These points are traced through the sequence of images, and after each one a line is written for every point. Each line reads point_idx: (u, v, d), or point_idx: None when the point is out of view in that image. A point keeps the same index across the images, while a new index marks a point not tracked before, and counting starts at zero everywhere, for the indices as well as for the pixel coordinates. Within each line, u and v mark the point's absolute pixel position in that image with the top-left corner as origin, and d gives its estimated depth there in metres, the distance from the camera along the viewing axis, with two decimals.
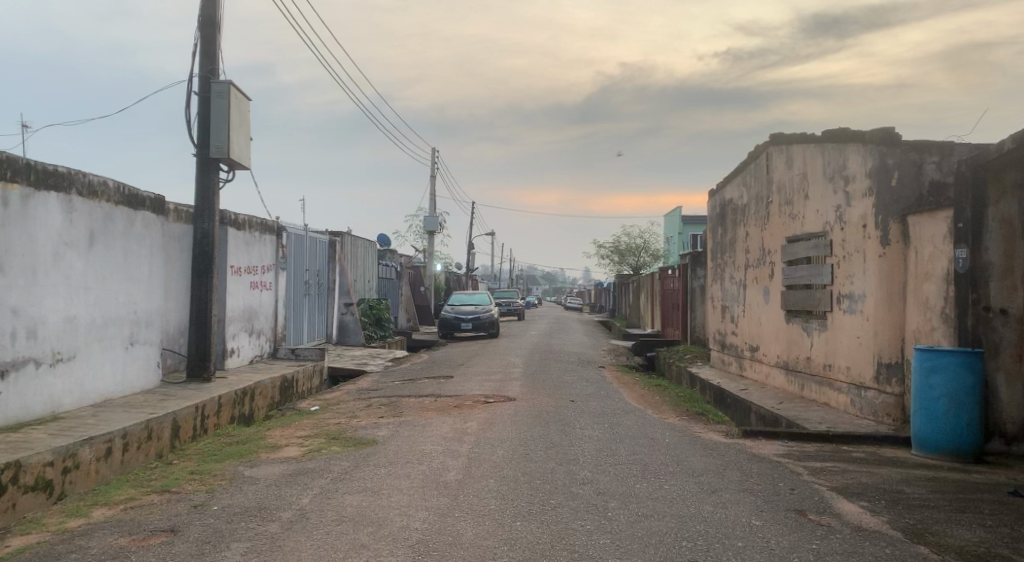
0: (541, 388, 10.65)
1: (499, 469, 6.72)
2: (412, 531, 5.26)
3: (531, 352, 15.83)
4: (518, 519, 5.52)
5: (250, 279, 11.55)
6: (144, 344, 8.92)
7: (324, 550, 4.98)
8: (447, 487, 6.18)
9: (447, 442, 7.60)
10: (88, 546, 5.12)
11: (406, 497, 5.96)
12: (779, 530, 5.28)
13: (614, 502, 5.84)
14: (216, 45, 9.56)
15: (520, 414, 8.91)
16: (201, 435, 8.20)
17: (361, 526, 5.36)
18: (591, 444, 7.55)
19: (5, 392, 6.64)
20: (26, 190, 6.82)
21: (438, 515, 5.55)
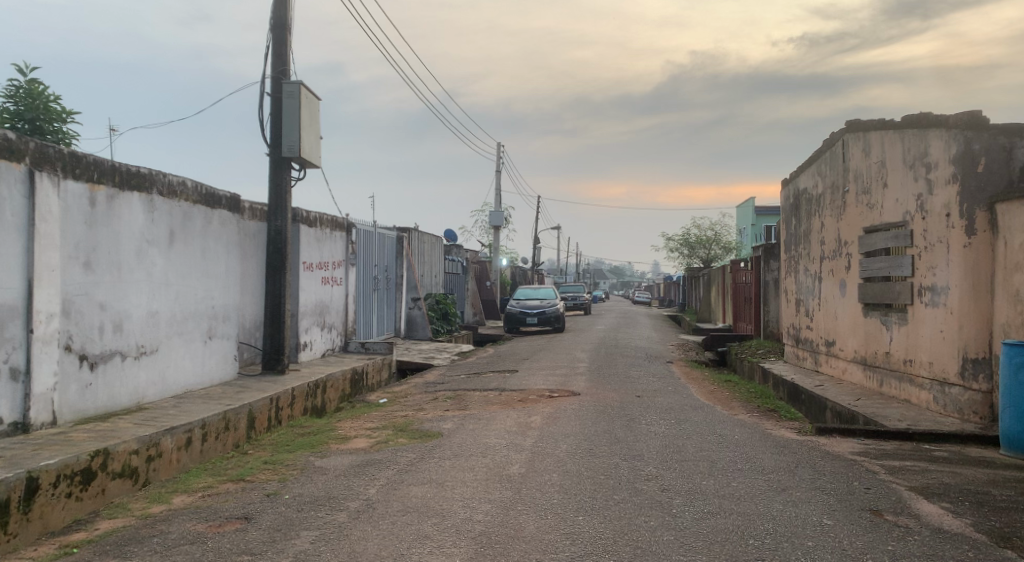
0: (607, 382, 10.47)
1: (563, 463, 6.13)
2: (475, 523, 4.77)
3: (598, 346, 15.73)
4: (580, 513, 4.99)
5: (322, 275, 11.83)
6: (222, 338, 9.23)
7: (389, 539, 4.52)
8: (511, 480, 5.63)
9: (511, 436, 7.00)
10: (166, 533, 4.92)
11: (469, 490, 5.42)
12: (852, 530, 4.82)
13: (680, 499, 5.32)
14: (287, 47, 9.83)
15: (585, 408, 8.37)
16: (277, 426, 8.39)
17: (424, 518, 4.87)
18: (662, 439, 7.07)
19: (95, 384, 6.96)
20: (112, 190, 7.12)
21: (502, 509, 5.03)
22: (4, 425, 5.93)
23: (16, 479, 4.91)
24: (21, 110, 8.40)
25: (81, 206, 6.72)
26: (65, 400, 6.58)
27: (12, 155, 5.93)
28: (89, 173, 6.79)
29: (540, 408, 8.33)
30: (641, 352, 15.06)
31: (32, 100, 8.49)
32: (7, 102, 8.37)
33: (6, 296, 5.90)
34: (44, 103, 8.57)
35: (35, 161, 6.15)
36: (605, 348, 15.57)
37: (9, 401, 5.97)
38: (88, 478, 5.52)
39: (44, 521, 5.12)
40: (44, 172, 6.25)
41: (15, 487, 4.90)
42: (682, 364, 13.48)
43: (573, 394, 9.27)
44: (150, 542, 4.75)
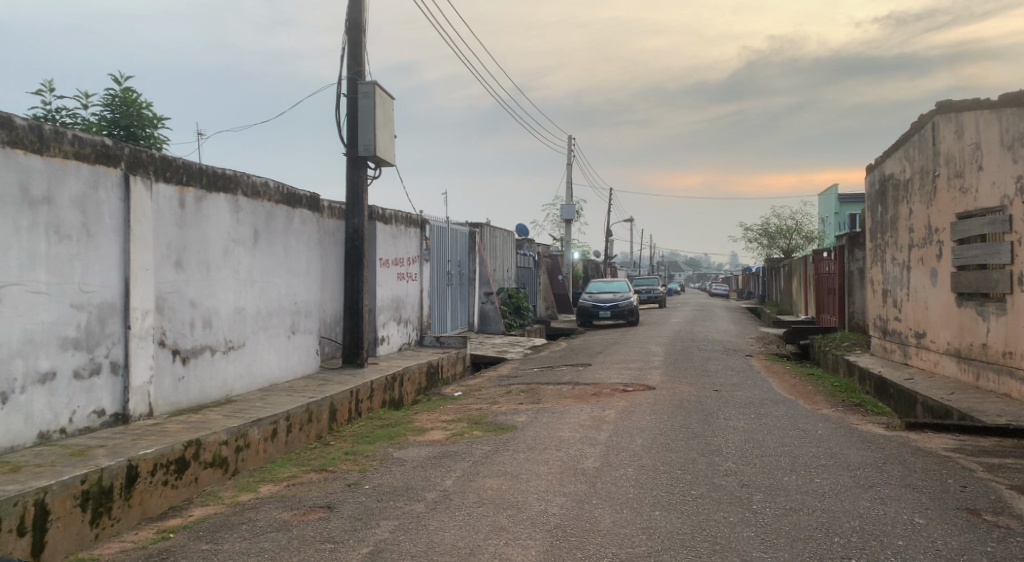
0: (683, 375, 10.37)
1: (639, 457, 6.14)
2: (551, 516, 4.84)
3: (673, 340, 15.58)
4: (657, 508, 5.01)
5: (397, 271, 12.09)
6: (304, 334, 9.55)
7: (466, 530, 4.63)
8: (585, 474, 5.69)
9: (586, 430, 7.05)
10: (255, 519, 5.15)
11: (544, 482, 5.49)
12: (947, 530, 4.71)
13: (760, 495, 5.29)
14: (362, 48, 10.07)
15: (661, 402, 8.34)
16: (357, 418, 8.65)
17: (500, 509, 4.97)
18: (741, 434, 7.00)
19: (187, 377, 7.32)
20: (200, 192, 7.45)
21: (577, 502, 5.09)
22: (106, 416, 6.30)
23: (118, 467, 5.22)
24: (117, 118, 8.85)
25: (171, 207, 7.06)
26: (160, 393, 6.94)
27: (108, 160, 6.27)
28: (178, 176, 7.12)
29: (615, 402, 8.35)
30: (719, 345, 14.86)
31: (127, 107, 8.94)
32: (105, 110, 8.84)
33: (105, 295, 6.26)
34: (138, 110, 9.01)
35: (129, 165, 6.49)
36: (681, 341, 15.43)
37: (110, 393, 6.33)
38: (182, 467, 5.82)
39: (143, 507, 5.43)
40: (138, 175, 6.59)
41: (117, 475, 5.20)
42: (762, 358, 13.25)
43: (648, 388, 9.24)
44: (239, 529, 4.99)
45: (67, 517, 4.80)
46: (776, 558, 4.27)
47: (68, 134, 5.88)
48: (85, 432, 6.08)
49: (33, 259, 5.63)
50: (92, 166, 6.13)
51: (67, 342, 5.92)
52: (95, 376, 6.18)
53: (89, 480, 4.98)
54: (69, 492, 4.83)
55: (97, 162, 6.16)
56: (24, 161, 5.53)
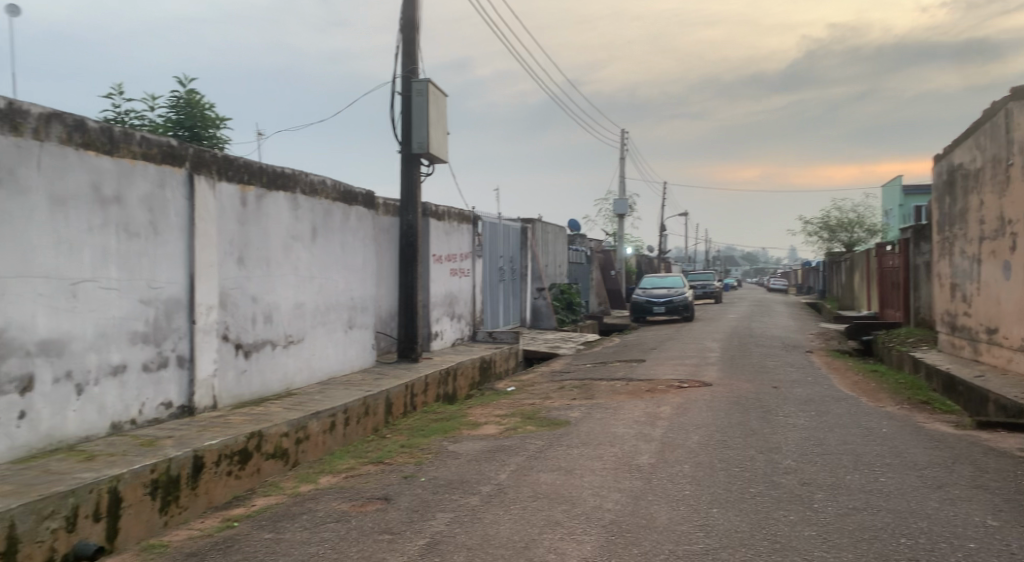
0: (740, 372, 10.28)
1: (695, 454, 6.13)
2: (605, 511, 4.88)
3: (730, 336, 15.42)
4: (715, 505, 5.00)
5: (450, 266, 12.22)
6: (360, 329, 9.73)
7: (521, 524, 4.69)
8: (641, 470, 5.70)
9: (641, 426, 7.05)
10: (315, 510, 5.30)
11: (599, 478, 5.53)
12: (1021, 533, 4.60)
13: (822, 493, 5.24)
14: (415, 46, 10.20)
15: (718, 399, 8.28)
16: (412, 412, 8.80)
17: (555, 504, 5.03)
18: (801, 432, 6.93)
19: (250, 370, 7.54)
20: (261, 190, 7.65)
21: (632, 498, 5.11)
22: (173, 408, 6.53)
23: (184, 457, 5.42)
24: (181, 118, 9.12)
25: (233, 205, 7.26)
26: (224, 386, 7.16)
27: (174, 160, 6.48)
28: (240, 175, 7.32)
29: (670, 399, 8.33)
30: (777, 341, 14.67)
31: (191, 108, 9.21)
32: (170, 111, 9.12)
33: (171, 290, 6.49)
34: (201, 111, 9.27)
35: (193, 165, 6.70)
36: (739, 337, 15.25)
37: (176, 386, 6.56)
38: (245, 458, 6.01)
39: (209, 497, 5.63)
40: (201, 175, 6.80)
41: (183, 465, 5.40)
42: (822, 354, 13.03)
43: (704, 385, 9.18)
44: (300, 519, 5.14)
45: (137, 505, 5.00)
46: (838, 558, 4.23)
47: (135, 135, 6.10)
48: (154, 423, 6.31)
49: (105, 256, 5.85)
50: (158, 165, 6.34)
51: (136, 336, 6.14)
52: (163, 369, 6.41)
53: (158, 470, 5.18)
54: (140, 480, 5.03)
55: (163, 162, 6.37)
56: (95, 162, 5.74)
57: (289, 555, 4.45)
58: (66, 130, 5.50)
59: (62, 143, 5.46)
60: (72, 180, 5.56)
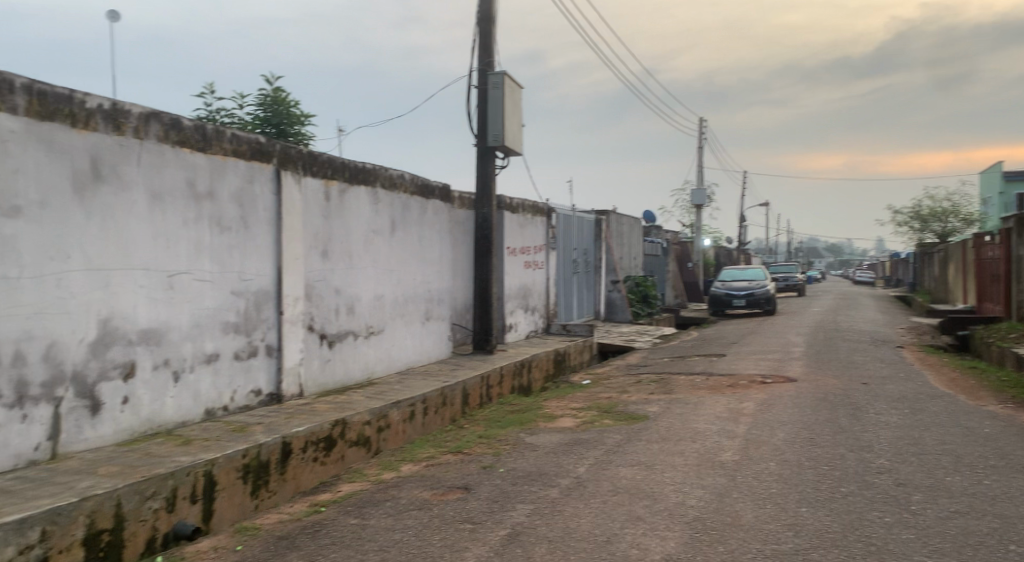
0: (827, 368, 10.05)
1: (781, 452, 6.05)
2: (688, 508, 4.87)
3: (816, 330, 15.07)
4: (804, 504, 4.92)
5: (524, 259, 12.31)
6: (437, 320, 9.89)
7: (602, 518, 4.73)
8: (724, 467, 5.66)
9: (722, 423, 6.99)
10: (398, 498, 5.44)
11: (681, 474, 5.51)
12: None
13: (919, 495, 5.09)
14: (492, 39, 10.27)
15: (803, 395, 8.13)
16: (488, 403, 8.92)
17: (635, 499, 5.05)
18: (894, 430, 6.74)
19: (333, 360, 7.76)
20: (343, 185, 7.84)
21: (716, 495, 5.08)
22: (263, 395, 6.79)
23: (273, 443, 5.63)
24: (269, 116, 9.43)
25: (318, 200, 7.48)
26: (309, 374, 7.40)
27: (262, 156, 6.71)
28: (324, 170, 7.52)
29: (753, 394, 8.23)
30: (865, 336, 14.27)
31: (278, 106, 9.50)
32: (258, 109, 9.43)
33: (260, 283, 6.73)
34: (287, 108, 9.56)
35: (280, 161, 6.92)
36: (824, 331, 14.89)
37: (265, 374, 6.82)
38: (330, 445, 6.20)
39: (297, 482, 5.83)
40: (288, 170, 7.01)
41: (272, 451, 5.61)
42: (913, 349, 12.60)
43: (788, 381, 9.02)
44: (384, 506, 5.29)
45: (230, 488, 5.22)
46: None
47: (226, 132, 6.33)
48: (244, 410, 6.57)
49: (199, 250, 6.10)
50: (248, 162, 6.57)
51: (228, 326, 6.40)
52: (253, 358, 6.67)
53: (249, 455, 5.39)
54: (233, 465, 5.25)
55: (252, 159, 6.60)
56: (190, 159, 5.98)
57: (374, 541, 4.59)
58: (163, 129, 5.74)
59: (160, 141, 5.70)
60: (169, 176, 5.80)
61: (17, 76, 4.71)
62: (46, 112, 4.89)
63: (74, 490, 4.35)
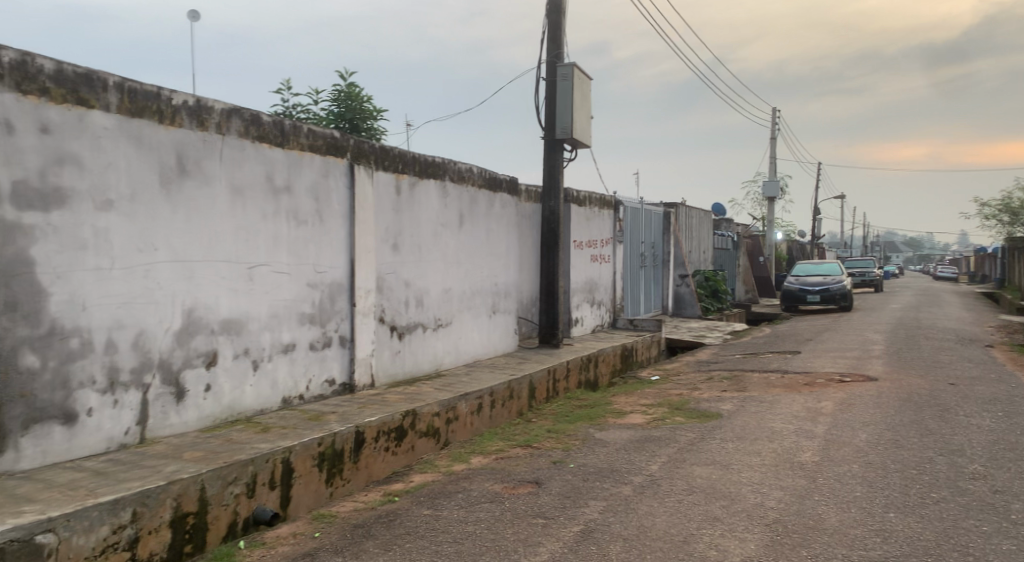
0: (910, 367, 9.72)
1: (864, 454, 5.88)
2: (768, 510, 4.78)
3: (897, 328, 14.60)
4: (892, 509, 4.77)
5: (591, 253, 12.27)
6: (504, 313, 9.94)
7: (678, 518, 4.69)
8: (804, 468, 5.54)
9: (800, 422, 6.85)
10: (470, 490, 5.49)
11: (758, 475, 5.42)
12: None
13: (1018, 503, 4.87)
14: (561, 31, 10.25)
15: (885, 396, 7.89)
16: (555, 397, 8.93)
17: (712, 499, 4.99)
18: (987, 434, 6.48)
19: (403, 351, 7.87)
20: (413, 178, 7.93)
21: (797, 497, 4.98)
22: (336, 385, 6.93)
23: (347, 432, 5.73)
24: (343, 111, 9.60)
25: (389, 194, 7.58)
26: (380, 365, 7.52)
27: (336, 151, 6.83)
28: (395, 164, 7.62)
29: (831, 394, 8.03)
30: (950, 334, 13.74)
31: (351, 101, 9.66)
32: (333, 105, 9.61)
33: (334, 275, 6.86)
34: (361, 103, 9.71)
35: (354, 155, 7.03)
36: (905, 329, 14.41)
37: (339, 364, 6.95)
38: (401, 435, 6.30)
39: (369, 471, 5.94)
40: (361, 164, 7.12)
41: (346, 440, 5.71)
42: (1004, 349, 12.07)
43: (868, 380, 8.77)
44: (456, 497, 5.34)
45: (307, 476, 5.34)
46: None
47: (303, 128, 6.46)
48: (319, 399, 6.72)
49: (277, 242, 6.25)
50: (323, 156, 6.69)
51: (304, 317, 6.55)
52: (327, 348, 6.81)
53: (325, 443, 5.50)
54: (309, 453, 5.37)
55: (327, 154, 6.72)
56: (269, 154, 6.13)
57: (448, 533, 4.65)
58: (244, 125, 5.89)
59: (240, 137, 5.85)
60: (250, 170, 5.96)
61: (109, 74, 4.89)
62: (136, 108, 5.07)
63: (161, 474, 4.51)
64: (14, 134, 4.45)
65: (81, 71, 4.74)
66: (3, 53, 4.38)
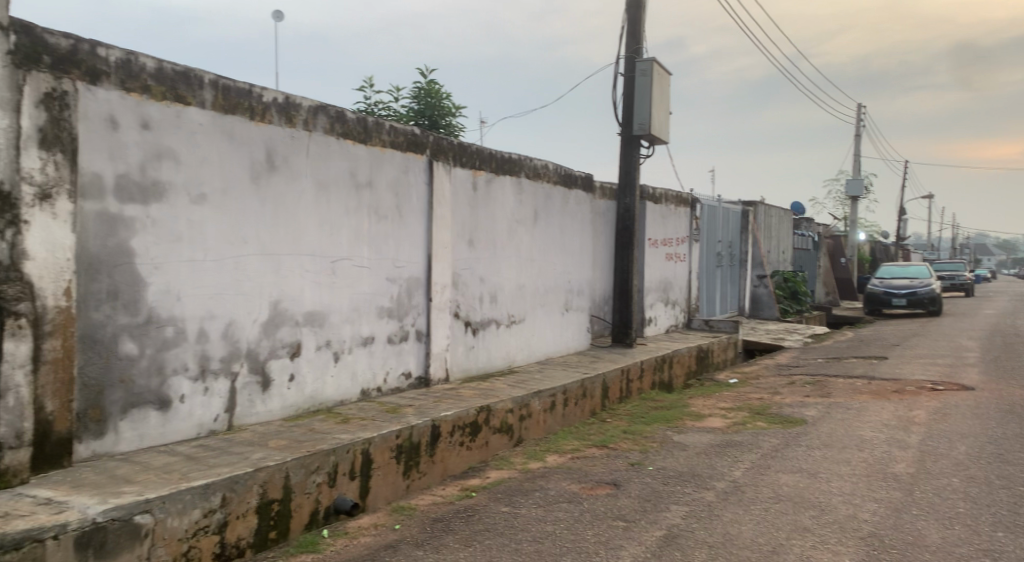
0: (1009, 377, 9.29)
1: (964, 467, 5.64)
2: (863, 522, 4.63)
3: (992, 335, 13.97)
4: (998, 528, 4.56)
5: (667, 251, 12.12)
6: (577, 311, 9.90)
7: (766, 526, 4.59)
8: (900, 480, 5.35)
9: (892, 431, 6.62)
10: (547, 489, 5.49)
11: (850, 485, 5.26)
12: None
13: None
14: (641, 25, 10.14)
15: (983, 407, 7.56)
16: (629, 397, 8.86)
17: (801, 509, 4.87)
18: None
19: (477, 347, 7.91)
20: (490, 175, 7.95)
21: (893, 510, 4.81)
22: (412, 378, 7.01)
23: (424, 426, 5.78)
24: (423, 108, 9.70)
25: (466, 189, 7.62)
26: (455, 360, 7.58)
27: (416, 147, 6.89)
28: (472, 161, 7.65)
29: (923, 402, 7.74)
30: None
31: (431, 98, 9.75)
32: (413, 102, 9.72)
33: (412, 270, 6.94)
34: (439, 100, 9.79)
35: (433, 152, 7.09)
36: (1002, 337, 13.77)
37: (415, 358, 7.03)
38: (475, 430, 6.33)
39: (444, 465, 5.99)
40: (440, 161, 7.17)
41: (423, 434, 5.77)
42: None
43: (963, 389, 8.42)
44: (534, 495, 5.35)
45: (385, 467, 5.41)
46: None
47: (385, 125, 6.54)
48: (396, 392, 6.81)
49: (358, 237, 6.35)
50: (404, 153, 6.76)
51: (383, 311, 6.64)
52: (404, 342, 6.89)
53: (402, 436, 5.57)
54: (387, 444, 5.43)
55: (408, 150, 6.79)
56: (352, 150, 6.22)
57: (527, 531, 4.65)
58: (329, 122, 6.00)
59: (326, 133, 5.96)
60: (334, 167, 6.06)
61: (205, 72, 5.05)
62: (229, 105, 5.21)
63: (249, 461, 4.64)
64: (117, 130, 4.61)
65: (180, 69, 4.90)
66: (109, 52, 4.54)
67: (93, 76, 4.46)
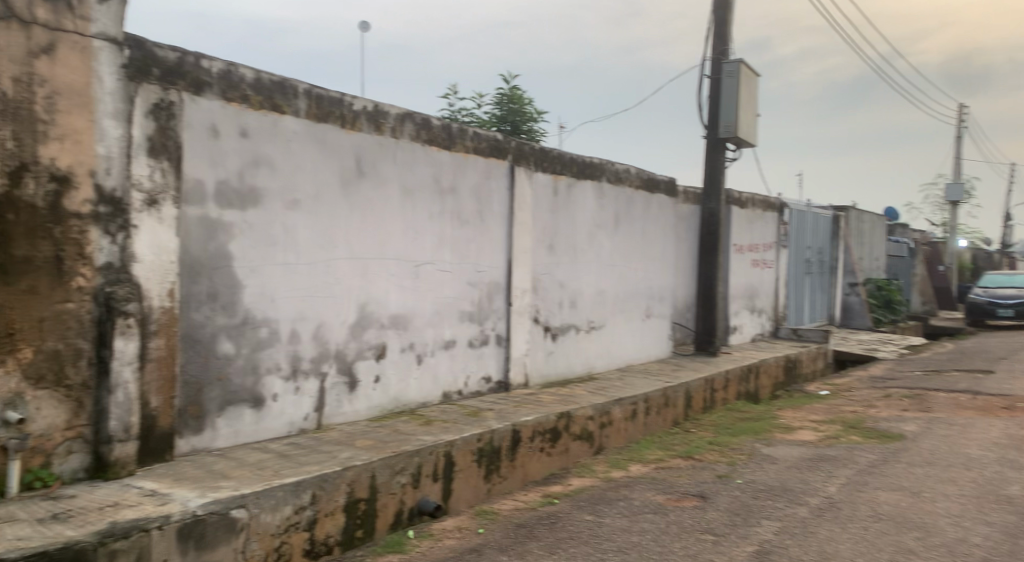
0: None
1: None
2: (973, 547, 4.39)
3: None
4: None
5: (753, 258, 11.84)
6: (658, 318, 9.75)
7: (866, 546, 4.40)
8: (1014, 503, 5.06)
9: (1000, 451, 6.27)
10: (631, 499, 5.41)
11: (958, 507, 5.00)
12: None
13: None
14: (728, 27, 9.93)
15: None
16: (713, 407, 8.67)
17: (904, 529, 4.65)
18: None
19: (556, 352, 7.87)
20: (571, 180, 7.91)
21: (1007, 535, 4.55)
22: (492, 382, 7.02)
23: (505, 430, 5.78)
24: (506, 114, 9.73)
25: (547, 194, 7.59)
26: (534, 365, 7.56)
27: (499, 152, 6.91)
28: (554, 166, 7.62)
29: None
30: None
31: (514, 104, 9.77)
32: (496, 108, 9.76)
33: (493, 274, 6.96)
34: (522, 106, 9.80)
35: (516, 157, 7.09)
36: None
37: (495, 362, 7.05)
38: (556, 436, 6.29)
39: (525, 470, 5.97)
40: (521, 165, 7.17)
41: (504, 438, 5.76)
42: None
43: None
44: (618, 505, 5.27)
45: (467, 470, 5.43)
46: None
47: (469, 131, 6.58)
48: (476, 395, 6.83)
49: (442, 241, 6.40)
50: (486, 158, 6.79)
51: (464, 315, 6.67)
52: (484, 346, 6.91)
53: (484, 440, 5.57)
54: (470, 447, 5.45)
55: (490, 156, 6.82)
56: (437, 156, 6.28)
57: (613, 541, 4.59)
58: (416, 128, 6.07)
59: (413, 139, 6.03)
60: (419, 172, 6.13)
61: (299, 82, 5.17)
62: (322, 114, 5.33)
63: (337, 460, 4.72)
64: (218, 138, 4.76)
65: (276, 79, 5.03)
66: (212, 63, 4.69)
67: (197, 86, 4.62)
